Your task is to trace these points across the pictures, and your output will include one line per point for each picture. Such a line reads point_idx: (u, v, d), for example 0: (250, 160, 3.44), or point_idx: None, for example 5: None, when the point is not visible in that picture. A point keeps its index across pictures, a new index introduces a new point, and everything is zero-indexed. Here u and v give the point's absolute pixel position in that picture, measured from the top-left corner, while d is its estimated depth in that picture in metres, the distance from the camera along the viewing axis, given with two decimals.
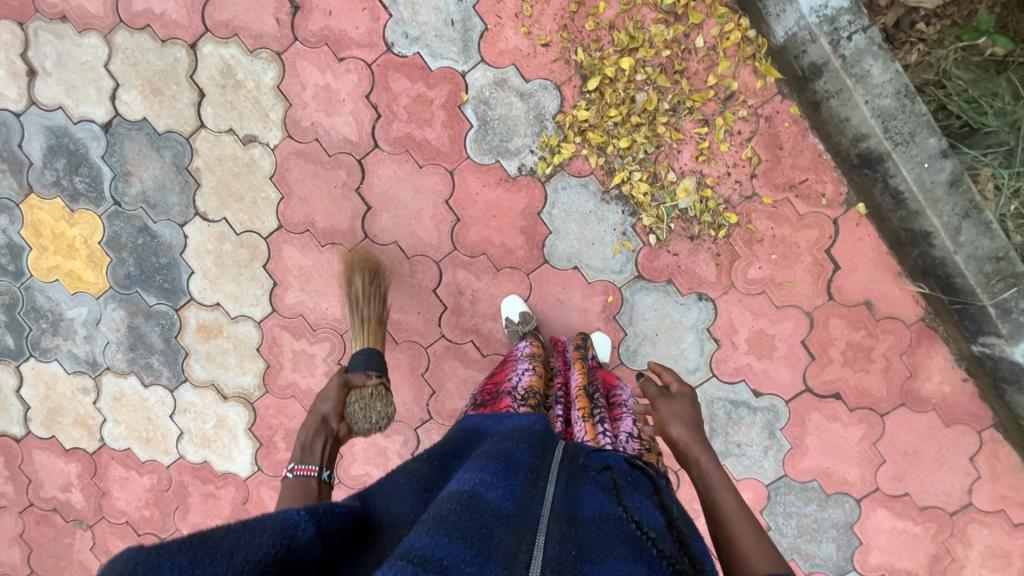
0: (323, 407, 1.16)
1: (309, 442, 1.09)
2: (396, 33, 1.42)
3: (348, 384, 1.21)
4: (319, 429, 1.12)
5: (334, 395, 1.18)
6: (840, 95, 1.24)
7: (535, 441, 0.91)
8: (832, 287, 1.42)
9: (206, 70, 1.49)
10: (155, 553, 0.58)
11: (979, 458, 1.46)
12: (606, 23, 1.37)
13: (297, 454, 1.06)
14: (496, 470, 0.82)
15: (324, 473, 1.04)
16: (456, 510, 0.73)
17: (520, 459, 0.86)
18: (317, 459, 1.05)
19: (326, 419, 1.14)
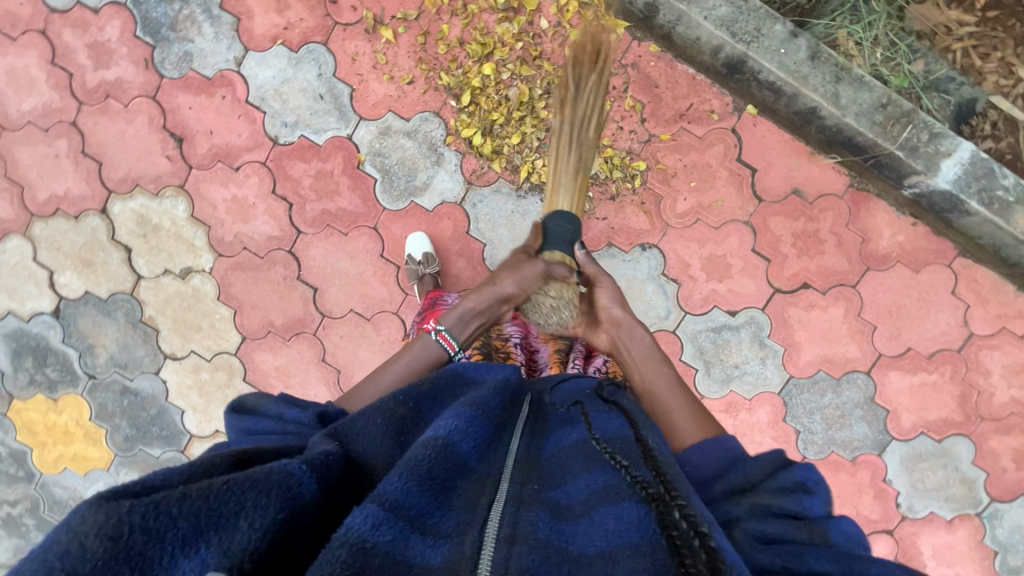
0: (505, 282, 1.01)
1: (468, 319, 1.00)
2: (276, 125, 1.49)
3: (546, 273, 1.01)
4: (489, 306, 1.01)
5: (526, 279, 1.01)
6: (681, 21, 1.31)
7: (507, 388, 0.74)
8: (757, 189, 1.46)
9: (123, 226, 1.55)
10: (150, 499, 0.44)
11: (960, 289, 1.48)
12: (456, 41, 1.43)
13: (450, 323, 0.98)
14: (473, 407, 0.66)
15: (458, 354, 0.98)
16: (429, 453, 0.57)
17: (494, 400, 0.70)
18: (464, 339, 0.99)
19: (507, 298, 1.01)
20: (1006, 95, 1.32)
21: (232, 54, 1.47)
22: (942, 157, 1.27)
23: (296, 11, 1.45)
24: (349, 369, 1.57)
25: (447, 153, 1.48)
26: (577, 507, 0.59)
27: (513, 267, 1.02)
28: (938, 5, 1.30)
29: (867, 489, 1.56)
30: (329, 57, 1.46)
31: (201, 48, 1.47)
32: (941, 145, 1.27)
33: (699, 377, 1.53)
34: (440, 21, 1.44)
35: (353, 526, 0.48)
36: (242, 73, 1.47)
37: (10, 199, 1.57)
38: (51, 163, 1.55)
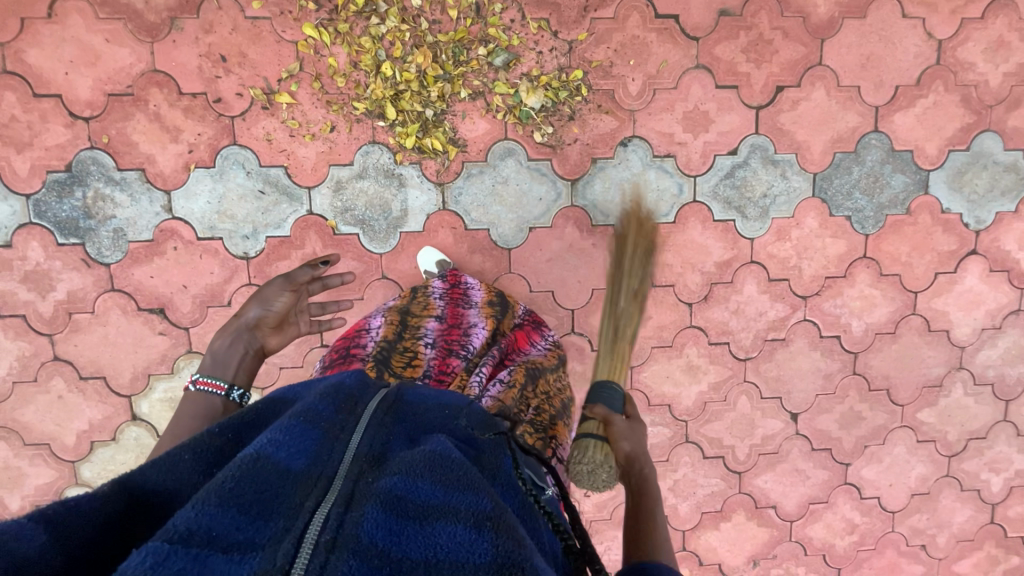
0: (252, 310, 1.03)
1: (224, 355, 0.98)
2: (239, 242, 1.43)
3: (292, 281, 1.05)
4: (236, 335, 1.01)
5: (277, 293, 1.04)
6: None
7: (344, 396, 0.73)
8: (689, 32, 1.45)
9: (161, 417, 1.50)
10: None
11: (908, 9, 1.50)
12: (349, 66, 1.38)
13: (210, 366, 0.97)
14: (299, 415, 0.67)
15: (233, 392, 0.95)
16: (243, 475, 0.57)
17: (325, 407, 0.69)
18: (232, 375, 0.98)
19: (258, 324, 1.03)
20: None
21: (158, 204, 1.40)
22: None
23: (189, 129, 1.37)
24: None
25: (405, 171, 1.44)
26: (418, 501, 0.58)
27: (258, 295, 1.05)
28: None
29: (934, 228, 1.60)
30: (247, 152, 1.39)
31: (126, 217, 1.40)
32: None
33: (740, 224, 1.54)
34: (323, 57, 1.38)
35: (130, 567, 0.46)
36: (178, 216, 1.41)
37: (42, 462, 1.49)
38: (59, 406, 1.47)
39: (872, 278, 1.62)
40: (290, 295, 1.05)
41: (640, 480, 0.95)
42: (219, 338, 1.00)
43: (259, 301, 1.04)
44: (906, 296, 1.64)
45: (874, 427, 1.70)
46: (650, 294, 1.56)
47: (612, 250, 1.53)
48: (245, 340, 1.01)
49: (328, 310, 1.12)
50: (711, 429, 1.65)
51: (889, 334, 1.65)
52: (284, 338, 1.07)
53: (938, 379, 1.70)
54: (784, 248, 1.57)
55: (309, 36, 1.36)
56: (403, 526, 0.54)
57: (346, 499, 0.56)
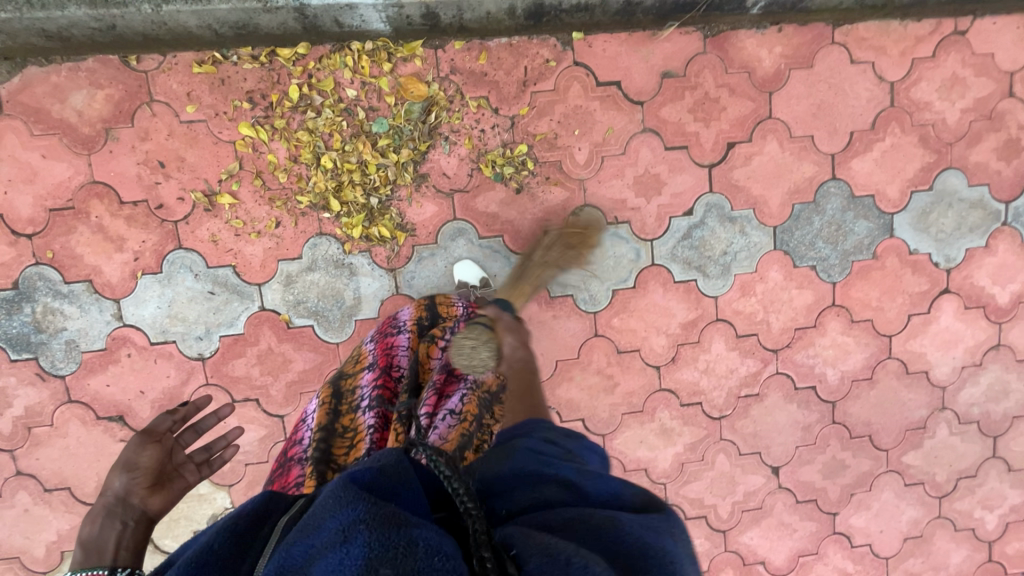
0: (115, 483, 0.90)
1: (95, 537, 0.82)
2: (193, 344, 1.41)
3: (152, 434, 0.98)
4: (105, 512, 0.86)
5: (139, 453, 0.94)
6: (464, 8, 1.23)
7: (245, 520, 0.64)
8: (632, 97, 1.43)
9: None
10: None
11: (857, 54, 1.47)
12: (288, 161, 1.36)
13: (81, 557, 0.79)
14: (190, 561, 0.58)
15: (120, 573, 0.77)
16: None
17: (217, 539, 0.61)
18: (117, 549, 0.82)
19: (127, 494, 0.89)
20: None
21: (108, 313, 1.38)
22: None
23: (133, 237, 1.36)
24: None
25: (355, 260, 1.42)
26: (296, 560, 0.58)
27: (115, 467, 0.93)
28: None
29: (902, 270, 1.57)
30: (193, 255, 1.38)
31: (77, 328, 1.38)
32: None
33: (702, 283, 1.52)
34: (262, 153, 1.36)
35: None
36: (129, 323, 1.39)
37: None
38: (27, 519, 1.46)
39: (845, 325, 1.58)
40: (156, 448, 0.96)
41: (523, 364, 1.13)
42: (84, 526, 0.84)
43: (121, 466, 0.92)
44: (880, 340, 1.60)
45: (859, 474, 1.66)
46: (615, 361, 1.53)
47: (573, 319, 1.50)
48: (120, 512, 0.86)
49: (214, 452, 1.04)
50: (690, 490, 1.61)
51: (867, 380, 1.61)
52: (168, 497, 0.93)
53: (921, 421, 1.65)
54: (750, 303, 1.54)
55: (246, 135, 1.34)
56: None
57: None
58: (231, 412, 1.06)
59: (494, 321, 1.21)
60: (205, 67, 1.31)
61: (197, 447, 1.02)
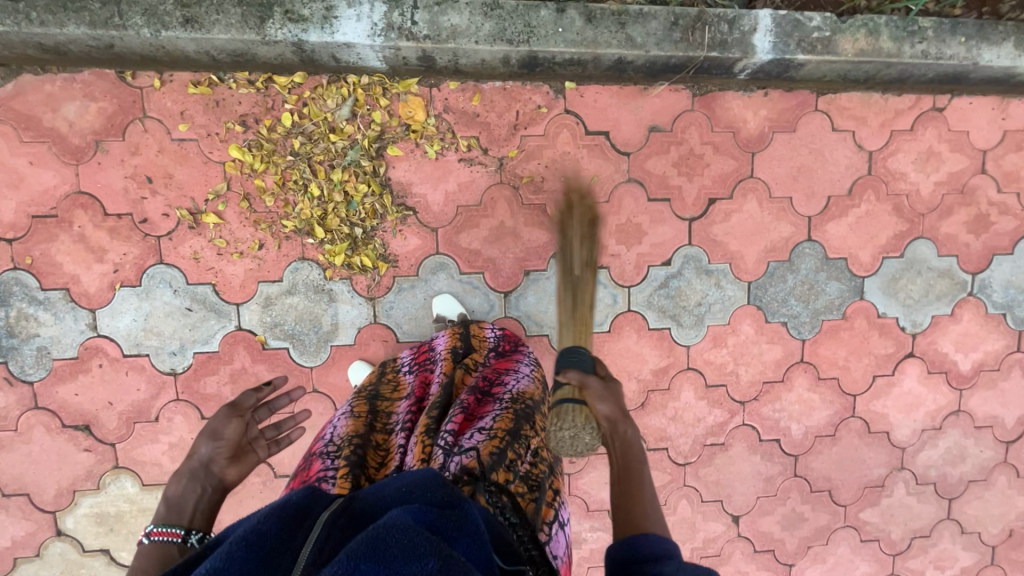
0: (203, 446, 0.94)
1: (179, 499, 0.88)
2: (166, 358, 1.42)
3: (240, 407, 1.00)
4: (191, 475, 0.91)
5: (226, 425, 0.97)
6: (459, 55, 1.25)
7: (292, 512, 0.64)
8: (619, 147, 1.46)
9: (86, 533, 1.47)
10: None
11: (838, 123, 1.52)
12: (277, 186, 1.38)
13: (163, 514, 0.86)
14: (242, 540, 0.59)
15: (190, 536, 0.85)
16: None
17: (270, 528, 0.61)
18: (191, 519, 0.87)
19: (214, 458, 0.94)
20: None
21: (83, 322, 1.39)
22: (751, 35, 1.26)
23: (115, 249, 1.37)
24: None
25: (335, 286, 1.43)
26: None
27: (204, 429, 0.97)
28: None
29: (870, 332, 1.61)
30: (174, 271, 1.39)
31: (50, 335, 1.38)
32: (743, 25, 1.25)
33: (675, 332, 1.55)
34: (251, 176, 1.38)
35: None
36: (103, 334, 1.40)
37: None
38: None
39: (812, 383, 1.62)
40: (240, 420, 0.98)
41: (625, 443, 1.00)
42: (171, 483, 0.90)
43: (209, 433, 0.95)
44: (845, 399, 1.64)
45: (816, 528, 1.69)
46: None
47: (547, 359, 1.52)
48: (197, 482, 0.91)
49: (284, 431, 1.06)
50: None
51: (829, 436, 1.65)
52: (244, 468, 0.97)
53: (880, 479, 1.69)
54: (720, 354, 1.58)
55: (236, 157, 1.36)
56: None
57: None
58: (302, 397, 1.08)
59: (582, 388, 1.09)
60: (200, 88, 1.33)
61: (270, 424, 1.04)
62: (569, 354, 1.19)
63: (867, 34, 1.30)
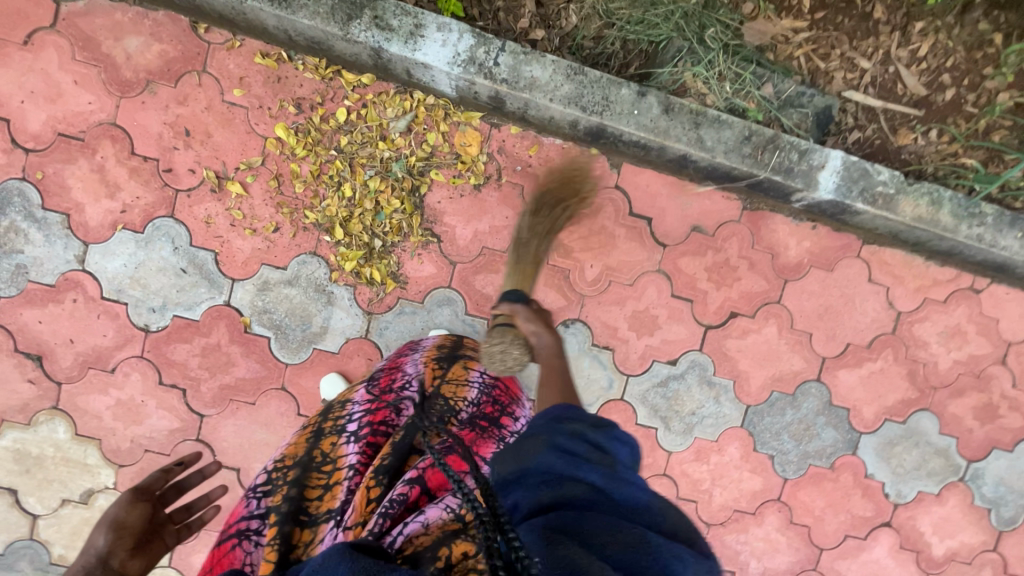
0: (99, 539, 0.86)
1: None
2: (144, 313, 1.36)
3: (141, 489, 0.97)
4: (87, 571, 0.79)
5: (125, 508, 0.93)
6: (530, 106, 1.23)
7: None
8: (658, 237, 1.44)
9: (0, 468, 1.38)
10: None
11: (876, 275, 1.50)
12: (311, 175, 1.35)
13: None
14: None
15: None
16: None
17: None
18: None
19: (113, 547, 0.85)
20: (859, 87, 1.39)
21: (71, 253, 1.33)
22: (818, 171, 1.25)
23: (129, 190, 1.32)
24: None
25: (337, 290, 1.38)
26: None
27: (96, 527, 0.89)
28: (771, 17, 1.36)
29: (853, 490, 1.56)
30: (181, 228, 1.34)
31: (34, 256, 1.32)
32: (813, 159, 1.25)
33: (661, 434, 1.49)
34: (289, 159, 1.35)
35: None
36: (88, 270, 1.33)
37: None
38: None
39: (783, 524, 1.56)
40: (143, 508, 0.94)
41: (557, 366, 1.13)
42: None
43: (107, 525, 0.88)
44: (811, 550, 1.57)
45: None
46: None
47: None
48: (94, 573, 0.79)
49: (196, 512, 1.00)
50: None
51: None
52: (150, 559, 0.88)
53: None
54: (700, 469, 1.52)
55: (280, 136, 1.33)
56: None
57: None
58: (216, 471, 1.07)
59: (512, 316, 1.26)
60: (268, 60, 1.31)
61: (180, 509, 0.99)
62: (510, 290, 1.33)
63: (928, 203, 1.30)
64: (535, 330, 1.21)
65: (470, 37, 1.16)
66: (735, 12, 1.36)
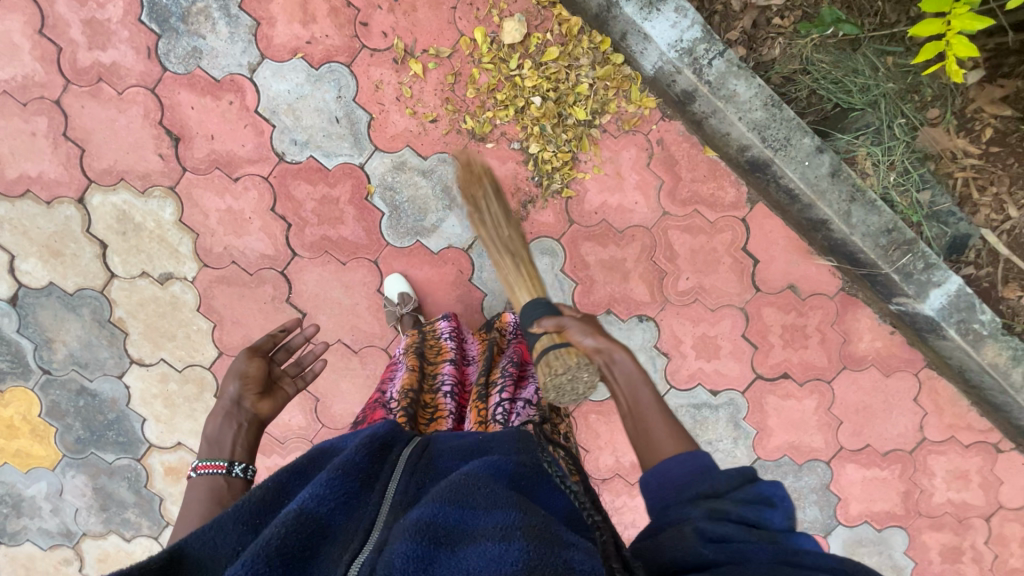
0: (230, 386, 0.95)
1: (218, 434, 0.89)
2: (285, 142, 1.41)
3: (256, 349, 1.01)
4: (227, 412, 0.92)
5: (242, 364, 0.98)
6: (715, 115, 1.27)
7: (378, 442, 0.75)
8: (756, 280, 1.51)
9: (101, 220, 1.45)
10: None
11: (922, 398, 1.59)
12: (486, 87, 1.39)
13: (205, 449, 0.88)
14: (336, 468, 0.69)
15: (236, 467, 0.86)
16: (290, 535, 0.59)
17: (359, 457, 0.71)
18: (232, 451, 0.88)
19: (243, 392, 0.94)
20: (996, 229, 1.44)
21: (246, 59, 1.38)
22: (932, 286, 1.32)
23: (321, 26, 1.37)
24: (328, 398, 1.54)
25: (460, 198, 1.45)
26: (446, 523, 0.62)
27: (227, 373, 0.98)
28: (949, 131, 1.42)
29: None
30: (351, 81, 1.39)
31: (213, 46, 1.37)
32: (934, 275, 1.32)
33: None
34: (472, 64, 1.39)
35: None
36: (254, 81, 1.38)
37: None
38: (26, 141, 1.42)
39: None
40: (260, 360, 0.99)
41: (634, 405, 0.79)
42: (208, 423, 0.91)
43: (234, 373, 0.95)
44: None
45: None
46: None
47: None
48: (226, 422, 0.91)
49: (307, 368, 1.07)
50: None
51: None
52: (275, 403, 0.98)
53: None
54: None
55: (475, 39, 1.37)
56: (435, 552, 0.58)
57: (419, 532, 0.60)
58: (317, 332, 1.09)
59: (561, 333, 0.91)
60: None
61: (291, 363, 1.06)
62: (529, 305, 0.99)
63: (1009, 356, 1.38)
64: (597, 349, 0.86)
65: (698, 30, 1.21)
66: (918, 112, 1.42)
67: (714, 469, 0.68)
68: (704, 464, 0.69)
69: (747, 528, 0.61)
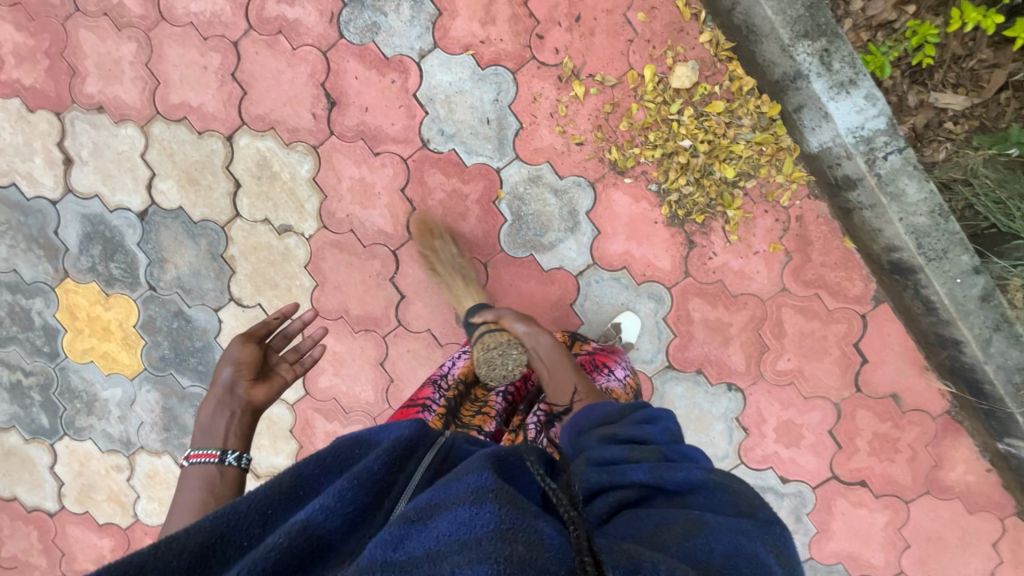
0: (224, 372, 0.99)
1: (211, 424, 0.94)
2: (432, 130, 1.44)
3: (247, 337, 1.04)
4: (220, 400, 0.96)
5: (232, 357, 1.01)
6: (873, 208, 1.25)
7: (401, 449, 0.69)
8: (859, 380, 1.45)
9: (242, 161, 1.51)
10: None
11: (1001, 544, 1.49)
12: (640, 123, 1.39)
13: (198, 438, 0.92)
14: (354, 479, 0.64)
15: (228, 456, 0.90)
16: (290, 548, 0.57)
17: (377, 466, 0.66)
18: (226, 439, 0.92)
19: (235, 381, 0.98)
20: None
21: (419, 44, 1.41)
22: None
23: (498, 29, 1.39)
24: (402, 382, 1.56)
25: (584, 225, 1.45)
26: (428, 504, 0.60)
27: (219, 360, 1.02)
28: None
29: None
30: (512, 87, 1.41)
31: (392, 26, 1.41)
32: None
33: None
34: (633, 98, 1.39)
35: None
36: (420, 66, 1.42)
37: (140, 89, 1.51)
38: (196, 72, 1.49)
39: None
40: (253, 346, 1.04)
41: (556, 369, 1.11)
42: (203, 411, 0.96)
43: (227, 361, 1.00)
44: None
45: None
46: None
47: None
48: (217, 413, 0.95)
49: (299, 353, 1.10)
50: None
51: None
52: (270, 389, 1.02)
53: None
54: None
55: (643, 75, 1.37)
56: (409, 530, 0.57)
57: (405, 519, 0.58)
58: (313, 316, 1.11)
59: (499, 319, 1.26)
60: (685, 11, 1.34)
61: (288, 350, 1.10)
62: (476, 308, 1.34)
63: None
64: (522, 333, 1.20)
65: (883, 121, 1.19)
66: None
67: (637, 415, 0.89)
68: (627, 411, 0.90)
69: (650, 460, 0.76)
